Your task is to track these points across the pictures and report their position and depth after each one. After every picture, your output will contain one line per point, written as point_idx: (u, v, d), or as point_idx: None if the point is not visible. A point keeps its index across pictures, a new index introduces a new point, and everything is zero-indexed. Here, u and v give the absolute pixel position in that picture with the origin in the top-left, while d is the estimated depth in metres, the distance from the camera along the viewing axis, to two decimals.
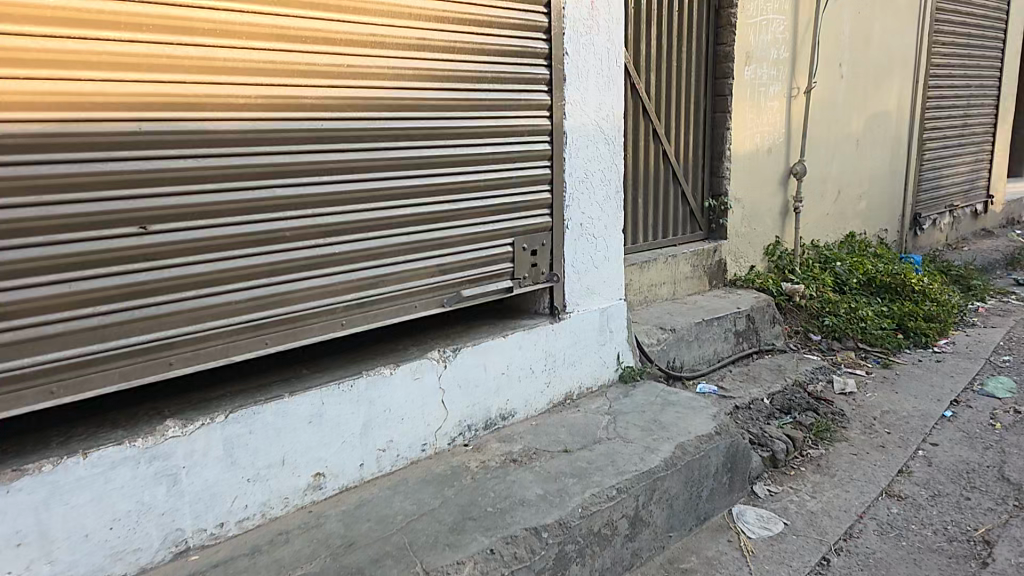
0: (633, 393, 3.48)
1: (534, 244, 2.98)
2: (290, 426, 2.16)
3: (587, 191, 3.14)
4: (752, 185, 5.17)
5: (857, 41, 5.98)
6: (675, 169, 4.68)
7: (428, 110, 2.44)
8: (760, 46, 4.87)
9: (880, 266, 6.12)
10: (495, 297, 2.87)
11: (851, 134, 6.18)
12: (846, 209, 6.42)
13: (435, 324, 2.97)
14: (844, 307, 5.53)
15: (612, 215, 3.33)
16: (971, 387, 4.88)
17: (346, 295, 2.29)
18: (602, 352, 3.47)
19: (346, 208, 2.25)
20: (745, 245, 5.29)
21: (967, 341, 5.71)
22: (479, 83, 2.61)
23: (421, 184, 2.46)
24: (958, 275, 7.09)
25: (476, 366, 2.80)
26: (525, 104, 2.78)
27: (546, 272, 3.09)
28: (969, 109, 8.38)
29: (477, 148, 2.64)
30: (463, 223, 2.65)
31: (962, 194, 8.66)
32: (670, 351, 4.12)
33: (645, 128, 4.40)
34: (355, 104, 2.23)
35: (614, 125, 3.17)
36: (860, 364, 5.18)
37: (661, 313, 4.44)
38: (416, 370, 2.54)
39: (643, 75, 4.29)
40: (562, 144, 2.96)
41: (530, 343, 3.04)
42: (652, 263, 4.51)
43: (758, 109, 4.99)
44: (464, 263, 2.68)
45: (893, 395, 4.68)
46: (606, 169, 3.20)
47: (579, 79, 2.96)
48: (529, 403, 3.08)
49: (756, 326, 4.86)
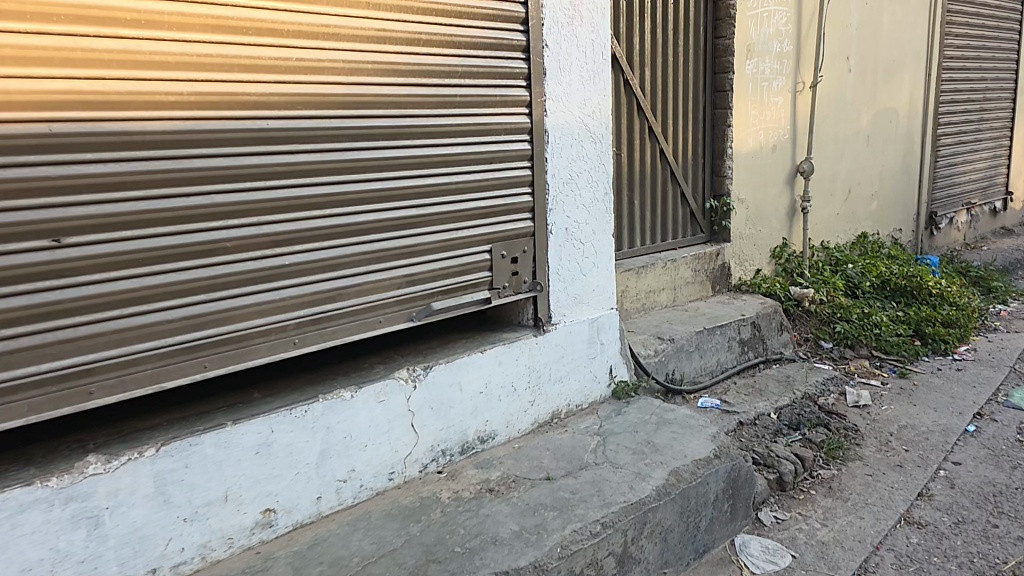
0: (626, 411, 3.22)
1: (515, 251, 2.75)
2: (233, 459, 1.94)
3: (573, 194, 2.90)
4: (756, 185, 4.89)
5: (866, 33, 5.68)
6: (673, 168, 4.42)
7: (390, 108, 2.22)
8: (762, 39, 4.60)
9: (895, 268, 5.78)
10: (471, 310, 2.63)
11: (861, 130, 5.86)
12: (857, 209, 6.09)
13: (408, 339, 2.75)
14: (857, 312, 5.20)
15: (601, 219, 3.09)
16: (996, 398, 4.53)
17: (297, 311, 2.07)
18: (593, 366, 3.22)
19: (296, 215, 2.04)
20: (750, 248, 5.00)
21: (990, 347, 5.36)
22: (449, 78, 2.38)
23: (383, 187, 2.24)
24: (978, 277, 6.72)
25: (451, 385, 2.56)
26: (502, 100, 2.55)
27: (529, 281, 2.86)
28: (986, 102, 8.01)
29: (447, 149, 2.42)
30: (433, 230, 2.43)
31: (980, 192, 8.26)
32: (669, 363, 3.85)
33: (640, 126, 4.15)
34: (305, 101, 2.01)
35: (601, 123, 2.93)
36: (875, 374, 4.84)
37: (659, 322, 4.17)
38: (381, 391, 2.32)
39: (637, 71, 4.06)
40: (543, 143, 2.73)
41: (512, 359, 2.81)
42: (650, 268, 4.24)
43: (761, 105, 4.72)
44: (435, 273, 2.45)
45: (911, 408, 4.36)
46: (594, 170, 2.96)
47: (562, 73, 2.73)
48: (512, 424, 2.84)
49: (762, 334, 4.57)
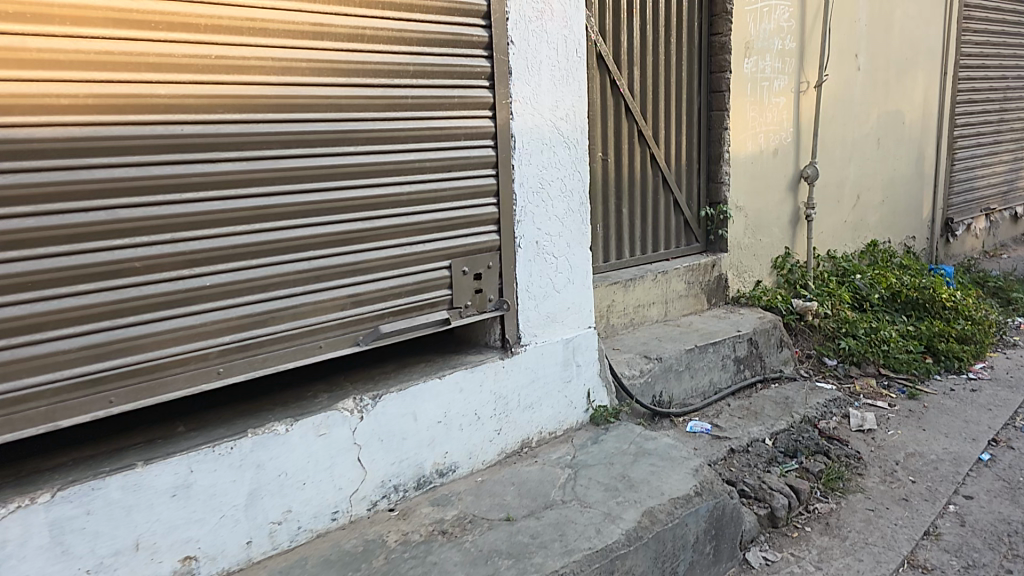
0: (603, 439, 2.98)
1: (478, 268, 2.54)
2: (145, 503, 1.77)
3: (544, 204, 2.70)
4: (756, 191, 4.60)
5: (877, 29, 5.34)
6: (665, 175, 4.15)
7: (329, 111, 2.02)
8: (762, 36, 4.31)
9: (906, 279, 5.43)
10: (427, 332, 2.42)
11: (870, 133, 5.53)
12: (866, 216, 5.76)
13: (362, 362, 2.56)
14: (865, 327, 4.88)
15: (576, 231, 2.88)
16: (1012, 422, 4.20)
17: (220, 337, 1.88)
18: (568, 390, 2.99)
19: (219, 231, 1.85)
20: (750, 259, 4.71)
21: (1008, 365, 5.00)
22: (399, 78, 2.18)
23: (322, 200, 2.04)
24: (997, 288, 6.32)
25: (404, 415, 2.36)
26: (459, 102, 2.35)
27: (495, 298, 2.65)
28: (1006, 102, 7.58)
29: (397, 156, 2.21)
30: (382, 246, 2.22)
31: (1000, 196, 7.83)
32: (656, 384, 3.59)
33: (629, 130, 3.91)
34: (227, 103, 1.82)
35: (576, 126, 2.71)
36: (883, 394, 4.53)
37: (648, 338, 3.91)
38: (321, 425, 2.12)
39: (625, 71, 3.82)
40: (509, 150, 2.51)
41: (475, 385, 2.59)
42: (639, 280, 3.98)
43: (761, 106, 4.43)
44: (384, 293, 2.25)
45: (920, 434, 4.05)
46: (566, 179, 2.75)
47: (531, 72, 2.50)
48: (475, 455, 2.63)
49: (760, 352, 4.28)
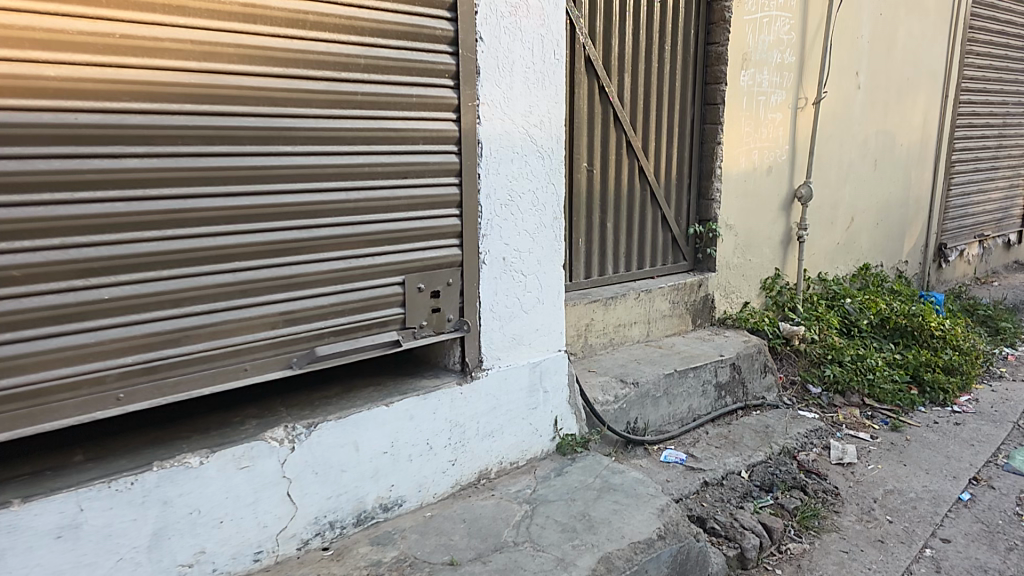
0: (567, 471, 2.78)
1: (436, 284, 2.34)
2: (24, 547, 1.58)
3: (513, 217, 2.52)
4: (747, 209, 4.39)
5: (880, 46, 5.18)
6: (653, 189, 3.95)
7: (261, 105, 1.80)
8: (760, 47, 4.11)
9: (896, 305, 5.23)
10: (373, 354, 2.22)
11: (868, 154, 5.37)
12: (859, 239, 5.59)
13: (304, 384, 2.35)
14: (852, 355, 4.69)
15: (549, 248, 2.70)
16: (994, 460, 4.01)
17: (121, 358, 1.66)
18: (533, 418, 2.79)
19: (123, 238, 1.62)
20: (738, 279, 4.51)
21: (993, 399, 4.82)
22: (347, 72, 1.96)
23: (251, 206, 1.82)
24: (986, 316, 6.17)
25: (342, 446, 2.16)
26: (417, 103, 2.14)
27: (454, 318, 2.44)
28: (1005, 127, 7.47)
29: (343, 159, 1.99)
30: (321, 259, 2.00)
31: (994, 223, 7.74)
32: (631, 410, 3.41)
33: (617, 139, 3.70)
34: (134, 90, 1.59)
35: (550, 135, 2.55)
36: (865, 426, 4.32)
37: (626, 360, 3.72)
38: (242, 457, 1.93)
39: (616, 78, 3.61)
40: (473, 158, 2.32)
41: (427, 413, 2.39)
42: (620, 299, 3.78)
43: (756, 121, 4.24)
44: (323, 311, 2.04)
45: (900, 470, 3.83)
46: (538, 192, 2.57)
47: (501, 73, 2.33)
48: (425, 488, 2.43)
49: (743, 378, 4.09)
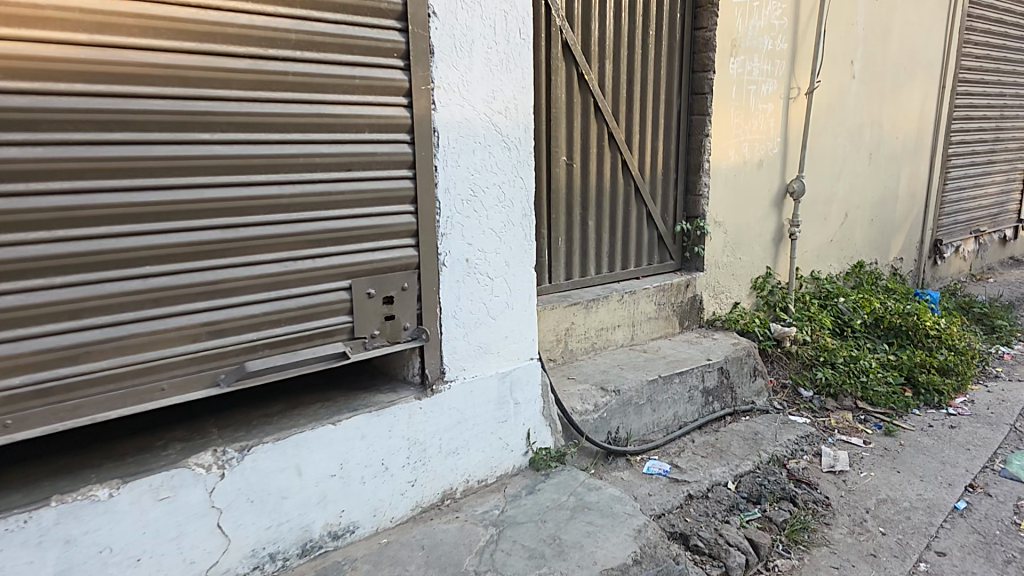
0: (540, 489, 2.54)
1: (389, 289, 2.19)
2: None
3: (477, 213, 2.39)
4: (738, 204, 4.08)
5: (875, 34, 4.97)
6: (638, 185, 3.70)
7: (171, 85, 1.64)
8: (750, 33, 3.88)
9: (891, 304, 4.74)
10: (316, 367, 2.05)
11: (862, 147, 5.17)
12: (854, 235, 5.32)
13: (245, 400, 2.20)
14: (845, 356, 4.15)
15: (517, 247, 2.53)
16: (991, 465, 3.49)
17: (9, 378, 1.50)
18: (503, 432, 2.55)
19: (9, 240, 1.47)
20: (729, 278, 4.13)
21: (989, 400, 4.27)
22: (273, 48, 1.81)
23: (164, 204, 1.66)
24: (981, 313, 5.80)
25: (281, 471, 1.96)
26: (359, 82, 2.01)
27: (411, 326, 2.27)
28: (1002, 120, 7.30)
29: (272, 148, 1.84)
30: (250, 262, 1.84)
31: (990, 218, 7.58)
32: (612, 420, 3.08)
33: (599, 131, 3.49)
34: (16, 67, 1.44)
35: (514, 123, 2.45)
36: (858, 430, 3.80)
37: (608, 366, 3.38)
38: (162, 487, 1.73)
39: (596, 64, 3.39)
40: (429, 149, 2.22)
41: (381, 431, 2.20)
42: (603, 301, 3.48)
43: (746, 111, 3.99)
44: (253, 321, 1.87)
45: (895, 477, 3.35)
46: (503, 186, 2.46)
47: (460, 54, 2.25)
48: (380, 512, 2.23)
49: (732, 382, 3.63)
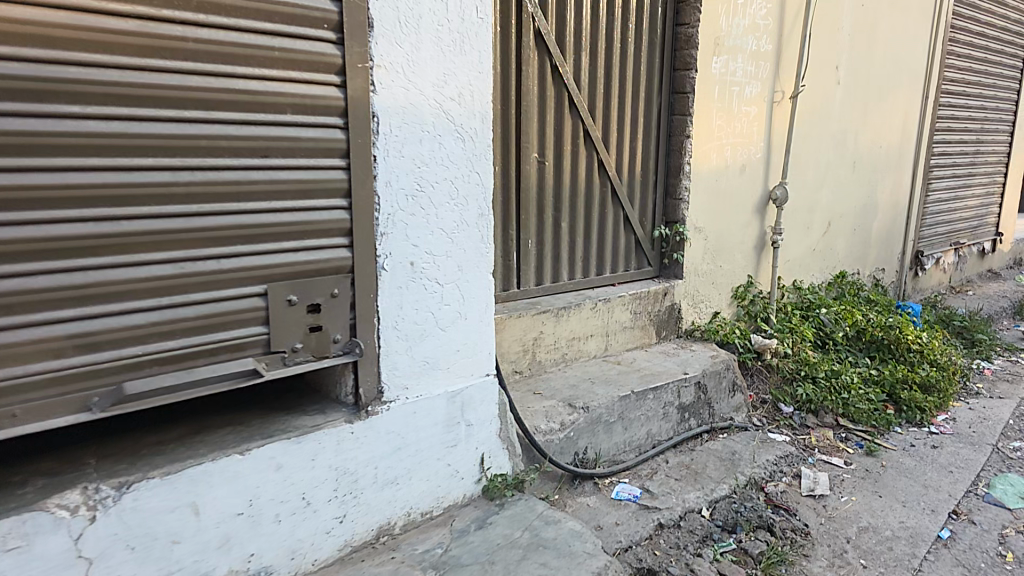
0: (491, 523, 2.21)
1: (314, 297, 1.93)
2: None
3: (424, 211, 2.11)
4: (719, 209, 3.84)
5: (861, 40, 4.85)
6: (615, 186, 3.44)
7: (34, 46, 1.43)
8: (734, 31, 3.68)
9: (873, 316, 4.42)
10: (223, 385, 1.81)
11: (847, 155, 5.03)
12: (838, 244, 5.15)
13: (147, 419, 1.96)
14: (826, 370, 3.79)
15: (473, 250, 2.25)
16: (973, 489, 3.10)
17: None
18: (453, 458, 2.24)
19: None
20: (709, 287, 3.88)
21: (971, 418, 3.89)
22: (168, 9, 1.60)
23: (22, 193, 1.45)
24: (962, 327, 5.53)
25: (172, 511, 1.69)
26: (277, 54, 1.79)
27: (342, 339, 1.99)
28: (984, 134, 7.29)
29: (164, 127, 1.62)
30: (135, 263, 1.62)
31: (970, 231, 7.56)
32: (579, 440, 2.72)
33: (572, 126, 3.22)
34: None
35: (469, 110, 2.20)
36: (840, 450, 3.38)
37: (578, 380, 3.02)
38: (10, 537, 1.45)
39: (571, 57, 3.14)
40: (366, 135, 1.97)
41: (302, 462, 1.91)
42: (574, 309, 3.15)
43: (729, 112, 3.77)
44: (137, 332, 1.65)
45: (877, 501, 2.92)
46: (455, 181, 2.18)
47: (404, 28, 1.99)
48: (300, 554, 1.94)
49: (709, 398, 3.28)
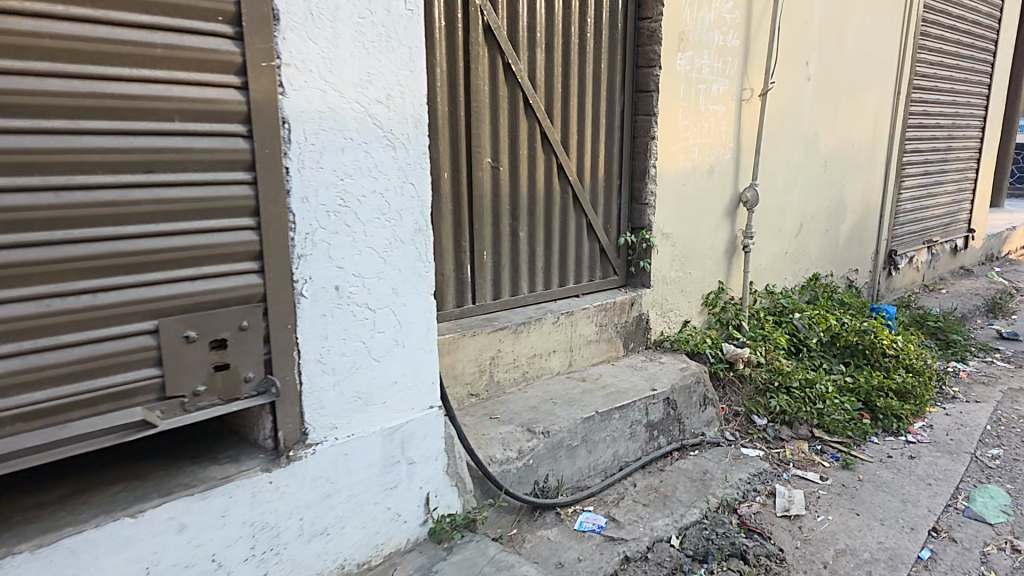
0: (436, 572, 1.97)
1: (218, 331, 1.68)
2: None
3: (349, 229, 1.88)
4: (687, 214, 3.69)
5: (832, 34, 4.75)
6: (576, 193, 3.25)
7: None
8: (700, 26, 3.51)
9: (847, 321, 4.33)
10: (108, 439, 1.57)
11: (819, 153, 4.94)
12: (811, 245, 5.07)
13: (30, 476, 1.70)
14: (801, 380, 3.67)
15: (409, 270, 2.04)
16: (953, 503, 2.99)
17: None
18: (392, 500, 2.03)
19: None
20: (678, 295, 3.73)
21: (947, 425, 3.81)
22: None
23: None
24: (937, 327, 5.50)
25: None
26: (160, 52, 1.54)
27: (255, 377, 1.76)
28: (955, 129, 7.31)
29: (15, 140, 1.37)
30: None
31: (942, 227, 7.60)
32: (539, 468, 2.53)
33: (528, 129, 3.01)
34: None
35: (399, 113, 1.97)
36: (815, 464, 3.26)
37: (539, 401, 2.83)
38: None
39: (525, 54, 2.94)
40: (275, 145, 1.73)
41: (210, 521, 1.66)
42: (534, 324, 2.96)
43: (695, 111, 3.61)
44: None
45: (856, 520, 2.78)
46: (385, 194, 1.96)
47: (315, 20, 1.75)
48: None
49: (679, 414, 3.13)
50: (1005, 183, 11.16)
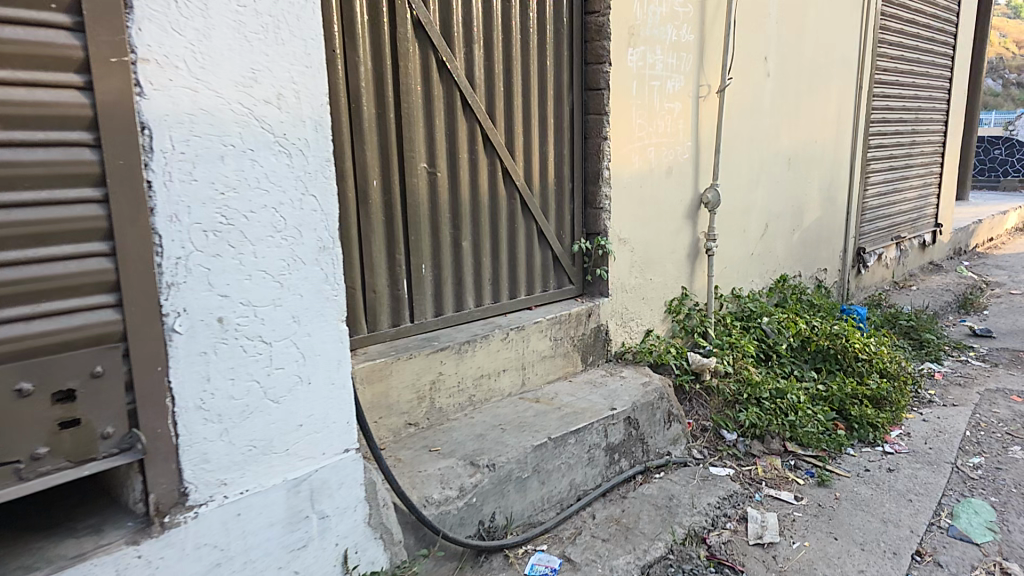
0: None
1: (64, 381, 1.40)
2: None
3: (234, 250, 1.62)
4: (646, 218, 3.51)
5: (790, 30, 4.67)
6: (525, 200, 3.04)
7: None
8: (651, 21, 3.35)
9: (817, 324, 4.21)
10: None
11: (782, 151, 4.84)
12: (778, 245, 4.96)
13: None
14: (771, 390, 3.49)
15: (313, 294, 1.79)
16: (937, 521, 2.81)
17: None
18: (301, 563, 1.77)
19: None
20: (640, 303, 3.53)
21: (926, 432, 3.67)
22: None
23: None
24: (910, 326, 5.43)
25: None
26: None
27: (116, 432, 1.47)
28: (918, 124, 7.36)
29: None
30: None
31: (910, 223, 7.62)
32: (484, 506, 2.27)
33: (467, 133, 2.79)
34: None
35: (293, 115, 1.73)
36: (789, 480, 3.07)
37: (486, 428, 2.57)
38: None
39: (462, 52, 2.72)
40: (132, 155, 1.46)
41: None
42: (481, 342, 2.72)
43: (649, 110, 3.44)
44: None
45: (834, 545, 2.59)
46: (280, 209, 1.71)
47: (181, 8, 1.50)
48: None
49: (642, 433, 2.91)
50: (967, 178, 11.41)
